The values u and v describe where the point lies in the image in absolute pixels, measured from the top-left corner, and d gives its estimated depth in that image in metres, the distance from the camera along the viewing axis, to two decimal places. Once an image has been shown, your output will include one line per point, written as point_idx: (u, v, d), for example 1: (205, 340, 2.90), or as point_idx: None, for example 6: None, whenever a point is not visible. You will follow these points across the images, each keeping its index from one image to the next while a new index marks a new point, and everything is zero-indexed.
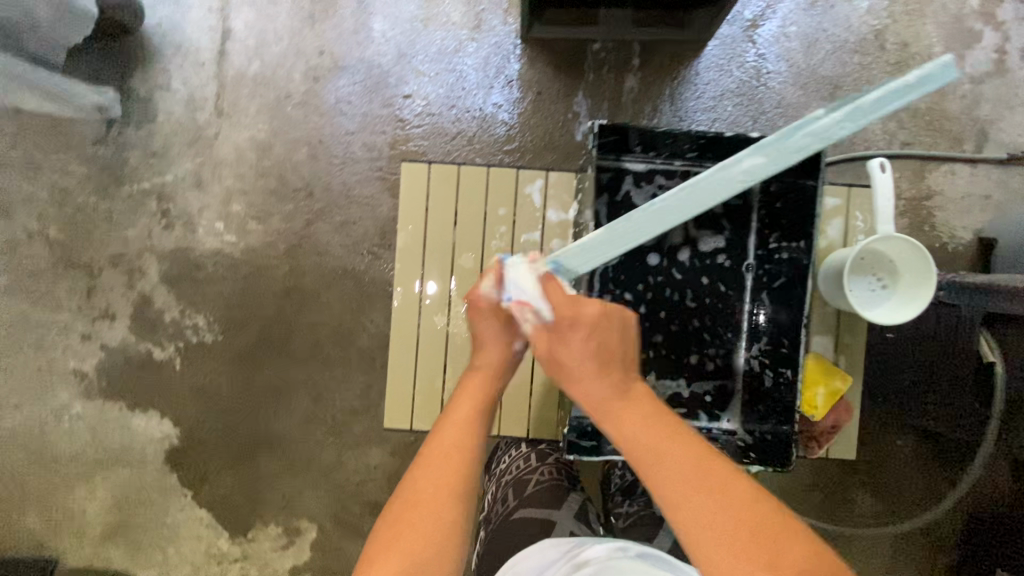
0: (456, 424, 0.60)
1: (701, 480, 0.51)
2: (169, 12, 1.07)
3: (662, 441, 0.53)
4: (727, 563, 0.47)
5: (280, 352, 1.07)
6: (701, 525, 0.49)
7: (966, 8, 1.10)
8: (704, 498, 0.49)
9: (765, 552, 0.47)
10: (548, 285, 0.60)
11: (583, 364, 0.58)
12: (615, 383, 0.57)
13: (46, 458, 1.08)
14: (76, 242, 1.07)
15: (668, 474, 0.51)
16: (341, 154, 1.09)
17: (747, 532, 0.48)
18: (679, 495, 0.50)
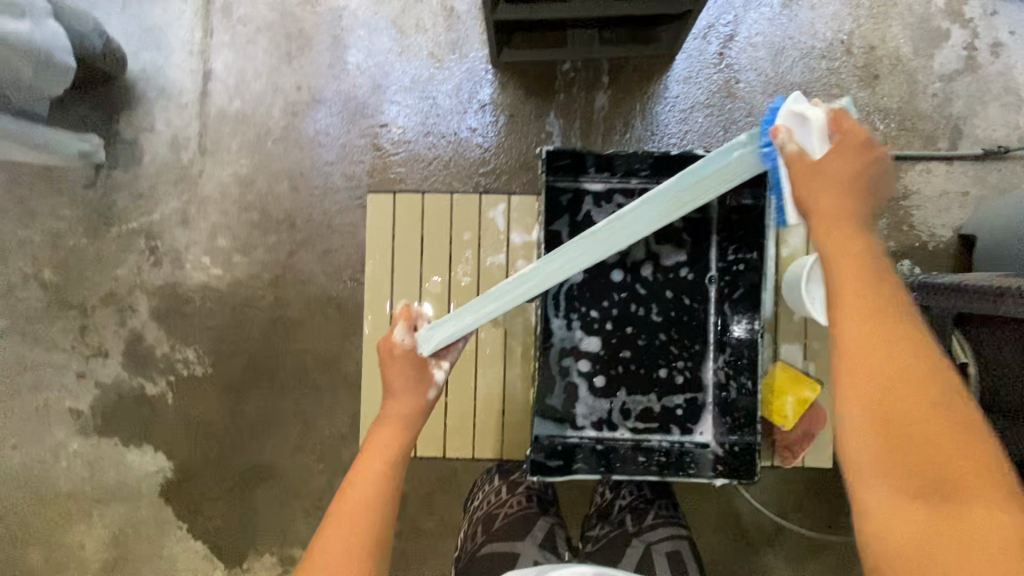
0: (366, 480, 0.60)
1: (901, 325, 0.48)
2: (152, 58, 1.11)
3: (872, 276, 0.50)
4: (883, 402, 0.46)
5: (267, 382, 1.09)
6: (878, 362, 0.47)
7: (932, 7, 1.11)
8: (885, 344, 0.47)
9: (931, 416, 0.44)
10: (835, 122, 0.55)
11: (833, 185, 0.54)
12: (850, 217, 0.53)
13: (44, 497, 1.10)
14: (69, 283, 1.10)
15: (868, 306, 0.49)
16: (321, 184, 1.11)
17: (920, 389, 0.45)
18: (869, 325, 0.48)
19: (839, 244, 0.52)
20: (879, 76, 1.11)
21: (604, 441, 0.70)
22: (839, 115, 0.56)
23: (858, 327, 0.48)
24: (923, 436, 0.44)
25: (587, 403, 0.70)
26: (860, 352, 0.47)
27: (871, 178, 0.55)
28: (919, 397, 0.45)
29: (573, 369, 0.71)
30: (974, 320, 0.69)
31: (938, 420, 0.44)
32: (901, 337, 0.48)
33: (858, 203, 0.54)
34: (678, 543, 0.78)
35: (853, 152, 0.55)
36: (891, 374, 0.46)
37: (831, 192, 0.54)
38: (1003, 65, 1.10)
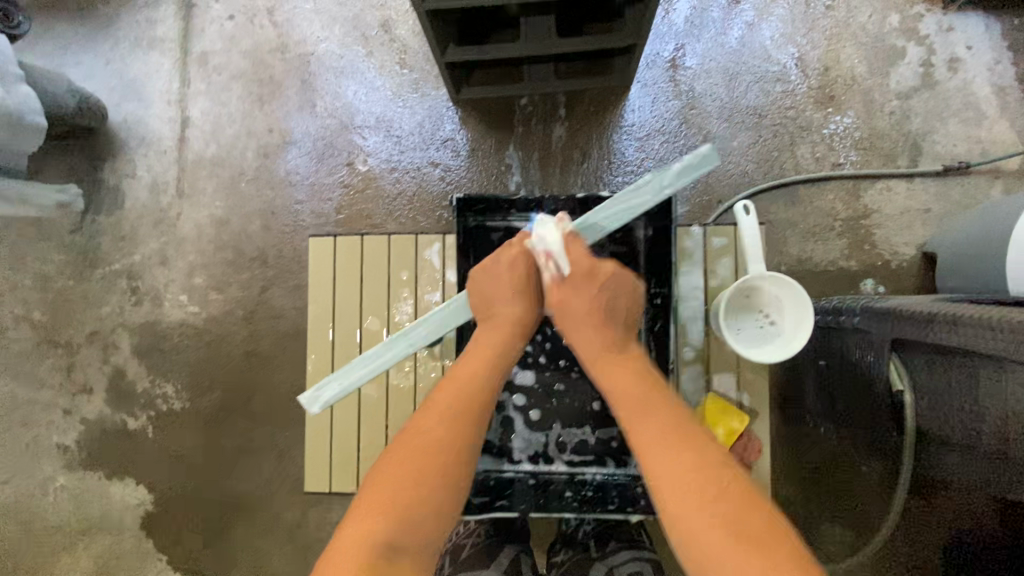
0: (462, 382, 0.59)
1: (678, 441, 0.54)
2: (133, 109, 1.18)
3: (650, 396, 0.58)
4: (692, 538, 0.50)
5: (242, 414, 1.13)
6: (669, 480, 0.52)
7: (887, 26, 1.11)
8: (673, 462, 0.53)
9: (716, 516, 0.49)
10: (573, 243, 0.64)
11: (589, 321, 0.63)
12: (612, 347, 0.62)
13: (34, 530, 1.14)
14: (56, 324, 1.16)
15: (649, 429, 0.55)
16: (292, 222, 1.16)
17: (705, 494, 0.50)
18: (651, 445, 0.54)
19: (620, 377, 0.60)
20: (835, 96, 1.11)
21: (541, 474, 0.70)
22: (574, 237, 0.64)
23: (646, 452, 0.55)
24: (715, 538, 0.48)
25: (523, 436, 0.72)
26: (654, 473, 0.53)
27: (610, 292, 0.64)
28: (701, 503, 0.50)
29: (509, 403, 0.72)
30: (908, 346, 0.69)
31: (721, 518, 0.49)
32: (682, 450, 0.53)
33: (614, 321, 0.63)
34: (639, 564, 0.76)
35: (590, 269, 0.63)
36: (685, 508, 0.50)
37: (585, 329, 0.63)
38: (962, 79, 1.09)
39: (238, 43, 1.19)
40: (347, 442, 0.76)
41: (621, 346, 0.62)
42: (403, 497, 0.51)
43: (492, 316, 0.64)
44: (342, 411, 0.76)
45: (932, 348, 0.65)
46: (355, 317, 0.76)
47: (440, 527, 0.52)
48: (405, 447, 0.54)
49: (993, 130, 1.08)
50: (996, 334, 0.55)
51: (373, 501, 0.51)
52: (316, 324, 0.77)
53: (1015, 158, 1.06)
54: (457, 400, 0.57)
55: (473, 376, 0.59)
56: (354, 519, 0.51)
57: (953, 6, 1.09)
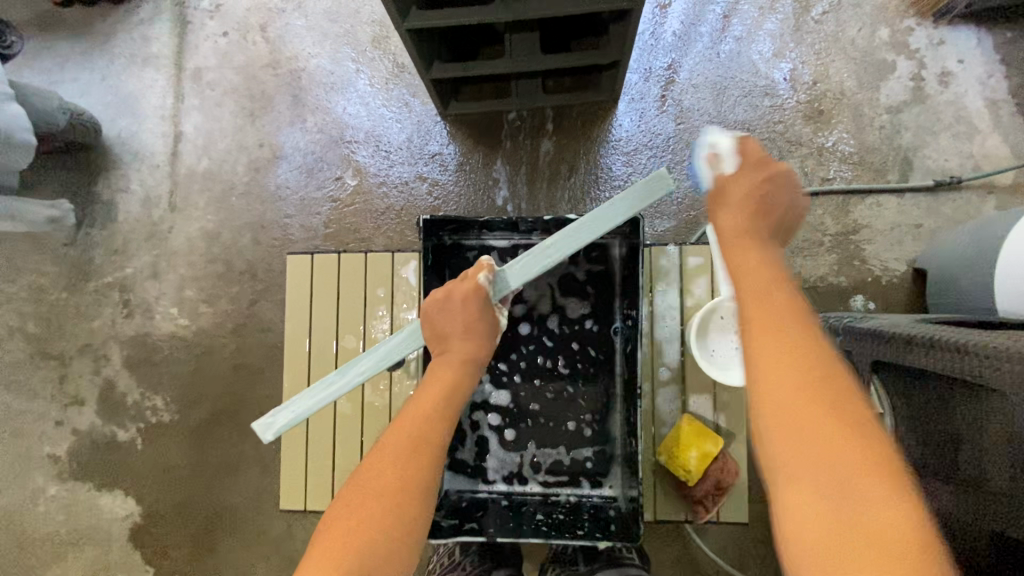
0: (420, 419, 0.57)
1: (795, 334, 0.48)
2: (128, 124, 1.20)
3: (770, 289, 0.52)
4: (782, 407, 0.44)
5: (230, 428, 1.13)
6: (780, 366, 0.46)
7: (876, 40, 1.11)
8: (791, 352, 0.46)
9: (819, 397, 0.43)
10: (745, 145, 0.65)
11: (744, 201, 0.61)
12: (750, 228, 0.59)
13: (23, 541, 1.15)
14: (50, 336, 1.17)
15: (767, 317, 0.50)
16: (281, 236, 1.17)
17: (815, 389, 0.44)
18: (769, 331, 0.48)
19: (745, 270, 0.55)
20: (824, 111, 1.11)
21: (515, 495, 0.70)
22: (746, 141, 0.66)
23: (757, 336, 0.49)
24: (821, 419, 0.42)
25: (498, 456, 0.71)
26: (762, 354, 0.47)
27: (775, 191, 0.61)
28: (811, 395, 0.44)
29: (483, 423, 0.72)
30: (888, 368, 0.67)
31: (833, 415, 0.42)
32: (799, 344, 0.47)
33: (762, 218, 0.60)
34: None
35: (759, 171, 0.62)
36: (787, 377, 0.45)
37: (733, 210, 0.61)
38: (953, 94, 1.08)
39: (231, 59, 1.21)
40: (322, 461, 0.75)
41: (760, 237, 0.59)
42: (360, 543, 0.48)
43: (445, 348, 0.62)
44: (317, 429, 0.76)
45: (914, 372, 0.63)
46: (332, 335, 0.76)
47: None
48: (366, 489, 0.51)
49: (985, 144, 1.06)
50: (967, 357, 0.54)
51: (326, 550, 0.48)
52: (293, 342, 0.77)
53: (1008, 173, 1.05)
54: (415, 439, 0.55)
55: (428, 415, 0.57)
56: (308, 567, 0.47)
57: (944, 20, 1.08)
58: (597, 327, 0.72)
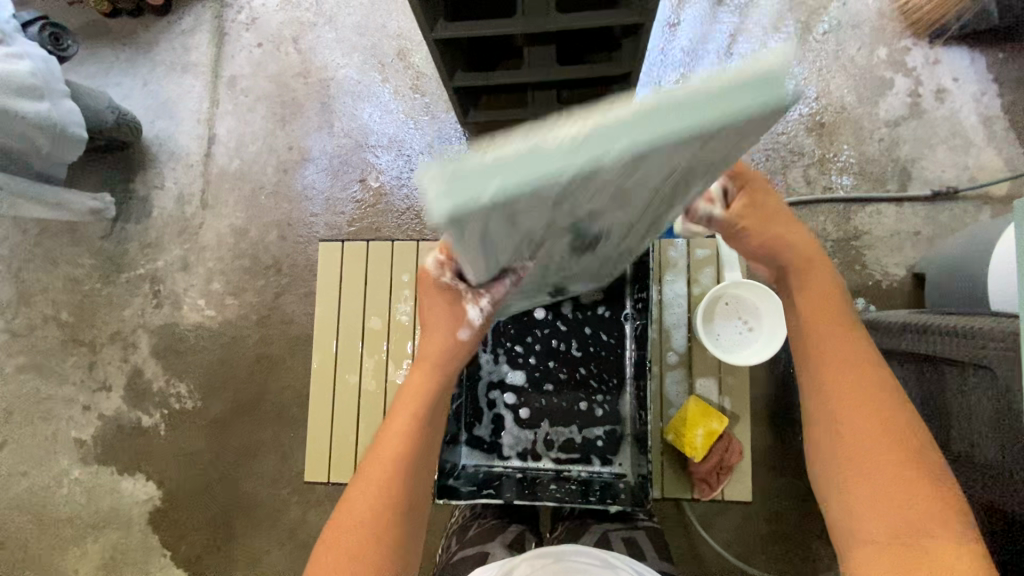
0: (394, 441, 0.56)
1: (873, 390, 0.55)
2: (165, 126, 1.28)
3: (851, 339, 0.58)
4: (858, 447, 0.53)
5: (250, 415, 1.18)
6: (857, 421, 0.54)
7: (875, 58, 1.17)
8: (870, 409, 0.54)
9: (887, 437, 0.52)
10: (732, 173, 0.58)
11: (791, 225, 0.61)
12: (812, 251, 0.61)
13: (44, 522, 1.18)
14: (82, 324, 1.23)
15: (841, 375, 0.56)
16: (306, 234, 1.23)
17: (892, 441, 0.52)
18: (847, 389, 0.55)
19: (819, 309, 0.59)
20: (825, 124, 1.16)
21: (529, 470, 0.74)
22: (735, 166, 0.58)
23: (835, 386, 0.56)
24: (890, 459, 0.52)
25: (513, 434, 0.75)
26: (840, 409, 0.55)
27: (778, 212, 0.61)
28: (886, 450, 0.52)
29: (499, 401, 0.75)
30: (886, 357, 0.72)
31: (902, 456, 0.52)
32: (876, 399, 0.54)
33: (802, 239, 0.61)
34: (634, 530, 0.79)
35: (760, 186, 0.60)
36: (862, 421, 0.53)
37: (790, 229, 0.61)
38: (949, 109, 1.13)
39: (265, 68, 1.29)
40: (345, 438, 0.78)
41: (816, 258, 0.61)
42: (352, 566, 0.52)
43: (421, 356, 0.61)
44: (341, 408, 0.79)
45: (909, 359, 0.67)
46: (359, 317, 0.80)
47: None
48: (346, 518, 0.54)
49: (980, 157, 1.11)
50: (960, 341, 0.58)
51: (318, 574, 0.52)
52: (321, 323, 0.80)
53: (1003, 184, 1.09)
54: (391, 463, 0.55)
55: (400, 437, 0.56)
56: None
57: (939, 41, 1.14)
58: (608, 313, 0.76)
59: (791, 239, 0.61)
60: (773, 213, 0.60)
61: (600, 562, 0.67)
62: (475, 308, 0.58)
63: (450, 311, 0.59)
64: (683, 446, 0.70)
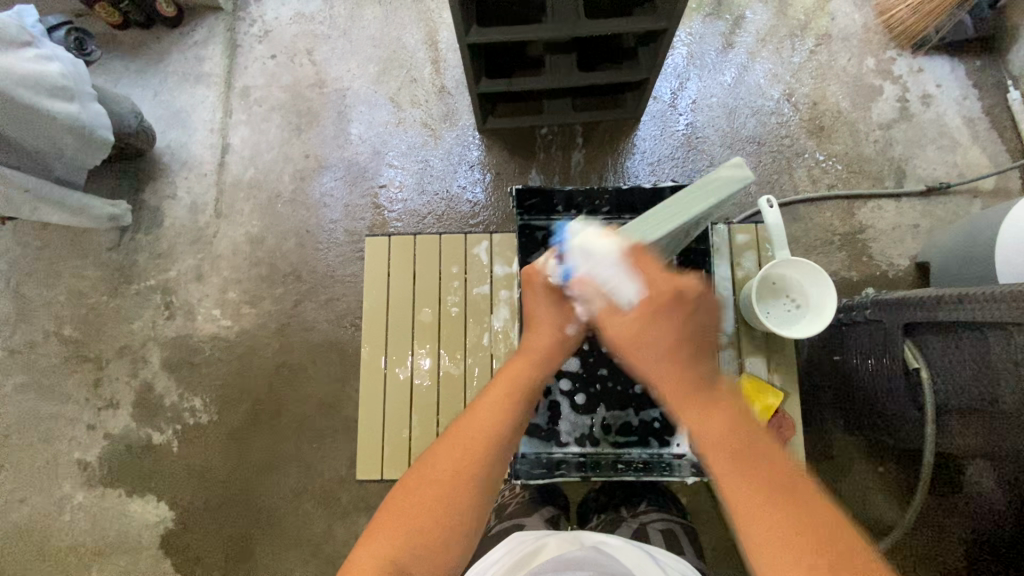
0: (485, 417, 0.58)
1: (775, 504, 0.48)
2: (177, 136, 1.26)
3: (756, 461, 0.51)
4: (773, 559, 0.46)
5: (270, 426, 1.14)
6: (772, 538, 0.46)
7: (864, 68, 1.26)
8: (771, 518, 0.47)
9: (798, 542, 0.45)
10: (638, 252, 0.59)
11: (655, 345, 0.57)
12: (684, 372, 0.57)
13: (45, 552, 1.10)
14: (87, 339, 1.17)
15: (748, 502, 0.49)
16: (326, 240, 1.22)
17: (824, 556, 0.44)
18: (757, 518, 0.48)
19: (711, 445, 0.53)
20: (825, 127, 1.24)
21: (589, 455, 0.74)
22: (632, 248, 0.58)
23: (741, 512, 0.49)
24: (804, 557, 0.45)
25: (570, 420, 0.75)
26: (760, 544, 0.47)
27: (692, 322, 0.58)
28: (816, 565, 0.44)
29: (556, 388, 0.75)
30: (919, 330, 0.75)
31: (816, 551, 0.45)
32: (790, 515, 0.47)
33: (699, 364, 0.57)
34: (671, 524, 0.82)
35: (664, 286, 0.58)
36: (774, 534, 0.46)
37: (660, 358, 0.57)
38: (935, 112, 1.22)
39: (279, 79, 1.29)
40: (398, 431, 0.82)
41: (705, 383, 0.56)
42: (417, 523, 0.51)
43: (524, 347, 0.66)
44: (393, 397, 0.83)
45: (948, 327, 0.71)
46: (410, 309, 0.85)
47: (454, 560, 0.51)
48: (422, 483, 0.53)
49: (967, 155, 1.20)
50: (1002, 305, 0.62)
51: (389, 530, 0.51)
52: (372, 313, 0.85)
53: (989, 179, 1.19)
54: (479, 438, 0.56)
55: (488, 419, 0.58)
56: (376, 530, 0.51)
57: (921, 51, 1.25)
58: None
59: (670, 365, 0.57)
60: (690, 330, 0.57)
61: (636, 553, 0.66)
62: (586, 306, 0.66)
63: (560, 308, 0.67)
64: None
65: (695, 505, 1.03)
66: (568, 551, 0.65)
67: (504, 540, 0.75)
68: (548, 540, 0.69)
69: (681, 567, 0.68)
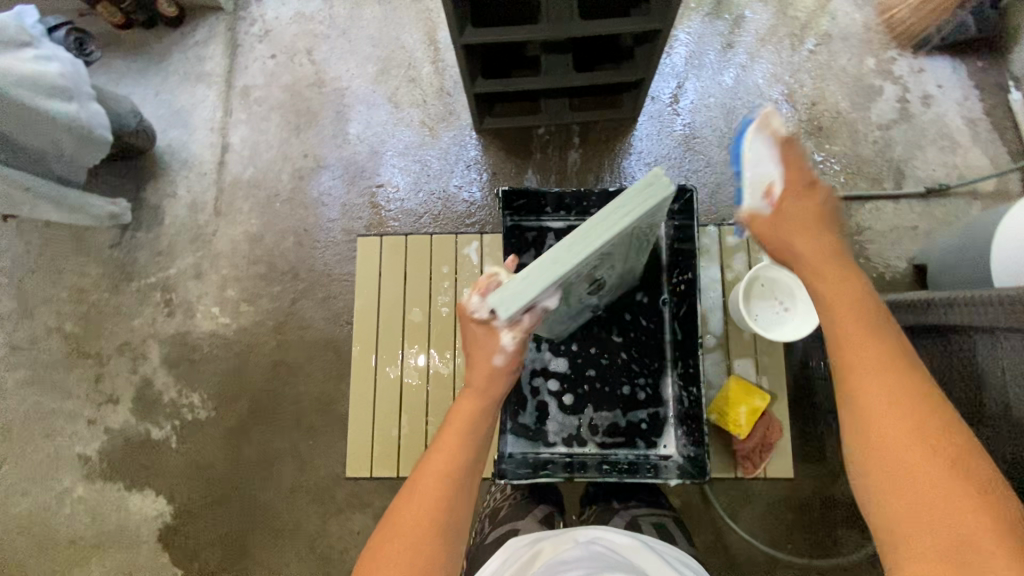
0: (443, 463, 0.56)
1: (910, 389, 0.48)
2: (177, 135, 1.27)
3: (892, 351, 0.50)
4: (884, 433, 0.47)
5: (267, 423, 1.15)
6: (892, 416, 0.47)
7: (864, 68, 1.25)
8: (901, 401, 0.48)
9: (918, 430, 0.46)
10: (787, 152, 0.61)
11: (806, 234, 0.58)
12: (827, 257, 0.57)
13: (46, 543, 1.12)
14: (89, 335, 1.19)
15: (877, 378, 0.49)
16: (323, 239, 1.23)
17: (968, 483, 0.43)
18: (894, 430, 0.47)
19: (857, 352, 0.51)
20: (823, 128, 1.23)
21: (575, 456, 0.74)
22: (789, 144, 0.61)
23: (866, 387, 0.49)
24: (912, 443, 0.46)
25: (558, 420, 0.76)
26: (895, 456, 0.46)
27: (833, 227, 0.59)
28: (957, 484, 0.43)
29: (544, 389, 0.76)
30: (910, 333, 0.76)
31: (935, 448, 0.45)
32: (917, 405, 0.47)
33: (841, 253, 0.57)
34: (662, 517, 0.82)
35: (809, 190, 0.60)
36: (897, 411, 0.47)
37: (806, 242, 0.58)
38: (935, 113, 1.21)
39: (279, 79, 1.30)
40: (388, 429, 0.83)
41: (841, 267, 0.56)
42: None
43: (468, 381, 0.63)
44: (383, 396, 0.84)
45: (937, 330, 0.71)
46: (402, 309, 0.86)
47: None
48: (401, 535, 0.52)
49: (967, 156, 1.19)
50: (988, 307, 0.62)
51: None
52: (363, 313, 0.86)
53: (989, 181, 1.17)
54: (443, 482, 0.55)
55: (446, 460, 0.56)
56: None
57: (922, 51, 1.23)
58: (645, 299, 0.78)
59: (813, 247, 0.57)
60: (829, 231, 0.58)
61: (629, 542, 0.67)
62: (511, 335, 0.60)
63: (487, 337, 0.61)
64: (729, 425, 0.77)
65: (687, 506, 1.03)
66: (563, 550, 0.66)
67: (501, 548, 0.75)
68: (547, 539, 0.70)
69: (677, 554, 0.69)
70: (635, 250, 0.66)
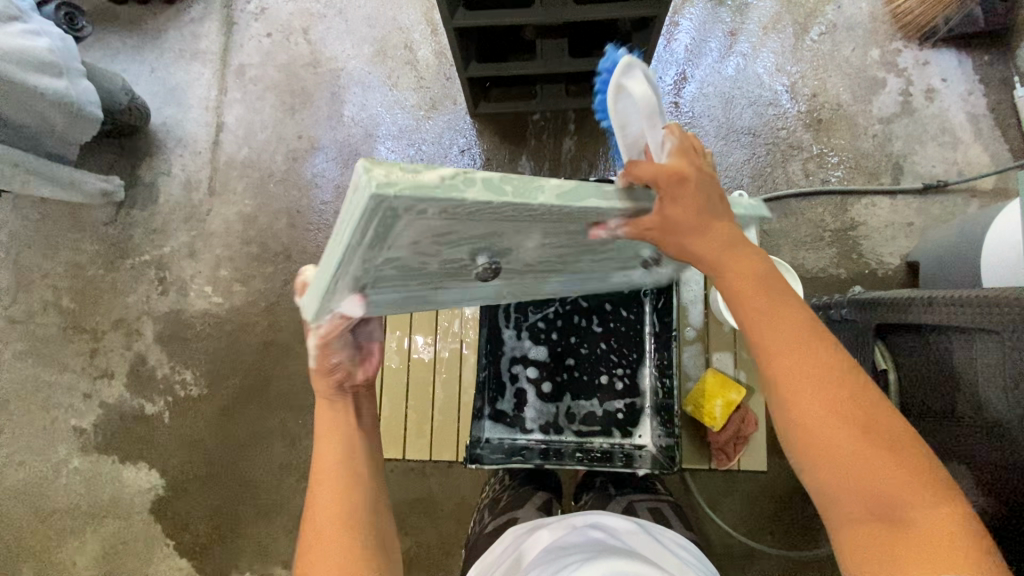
0: (328, 469, 0.53)
1: (834, 378, 0.47)
2: (173, 114, 1.27)
3: (809, 339, 0.48)
4: (820, 432, 0.46)
5: (258, 401, 1.17)
6: (825, 413, 0.46)
7: (869, 59, 1.22)
8: (830, 394, 0.47)
9: (852, 422, 0.46)
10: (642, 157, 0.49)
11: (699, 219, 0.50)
12: (728, 240, 0.51)
13: (42, 512, 1.16)
14: (84, 311, 1.21)
15: (803, 376, 0.47)
16: (317, 221, 1.23)
17: (893, 457, 0.45)
18: (820, 419, 0.46)
19: (782, 354, 0.48)
20: (822, 120, 1.21)
21: (551, 443, 0.76)
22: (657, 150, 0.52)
23: (793, 388, 0.47)
24: (850, 437, 0.45)
25: (536, 407, 0.77)
26: (823, 444, 0.46)
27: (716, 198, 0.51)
28: (894, 468, 0.45)
29: (522, 376, 0.77)
30: (891, 332, 0.76)
31: (869, 436, 0.45)
32: (843, 394, 0.46)
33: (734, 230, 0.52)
34: (659, 503, 0.82)
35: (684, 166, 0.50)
36: (827, 406, 0.46)
37: (701, 230, 0.51)
38: (938, 108, 1.19)
39: (275, 58, 1.29)
40: None
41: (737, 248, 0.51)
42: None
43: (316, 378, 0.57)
44: None
45: (917, 328, 0.71)
46: None
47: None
48: (322, 545, 0.50)
49: (968, 153, 1.17)
50: (967, 309, 0.61)
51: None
52: None
53: (989, 178, 1.16)
54: (335, 484, 0.52)
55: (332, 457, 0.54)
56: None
57: (929, 43, 1.21)
58: (626, 290, 0.78)
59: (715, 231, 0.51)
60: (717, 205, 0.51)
61: (626, 527, 0.68)
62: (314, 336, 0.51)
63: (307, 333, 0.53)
64: (704, 417, 0.78)
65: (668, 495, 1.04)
66: (561, 537, 0.66)
67: (502, 538, 0.76)
68: (546, 526, 0.71)
69: (675, 539, 0.70)
70: (553, 223, 0.46)
